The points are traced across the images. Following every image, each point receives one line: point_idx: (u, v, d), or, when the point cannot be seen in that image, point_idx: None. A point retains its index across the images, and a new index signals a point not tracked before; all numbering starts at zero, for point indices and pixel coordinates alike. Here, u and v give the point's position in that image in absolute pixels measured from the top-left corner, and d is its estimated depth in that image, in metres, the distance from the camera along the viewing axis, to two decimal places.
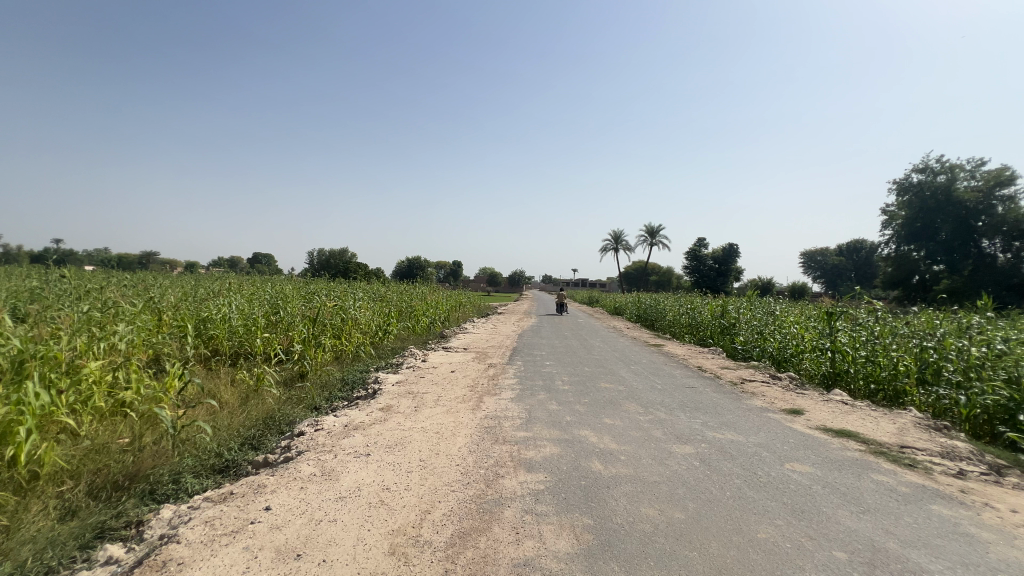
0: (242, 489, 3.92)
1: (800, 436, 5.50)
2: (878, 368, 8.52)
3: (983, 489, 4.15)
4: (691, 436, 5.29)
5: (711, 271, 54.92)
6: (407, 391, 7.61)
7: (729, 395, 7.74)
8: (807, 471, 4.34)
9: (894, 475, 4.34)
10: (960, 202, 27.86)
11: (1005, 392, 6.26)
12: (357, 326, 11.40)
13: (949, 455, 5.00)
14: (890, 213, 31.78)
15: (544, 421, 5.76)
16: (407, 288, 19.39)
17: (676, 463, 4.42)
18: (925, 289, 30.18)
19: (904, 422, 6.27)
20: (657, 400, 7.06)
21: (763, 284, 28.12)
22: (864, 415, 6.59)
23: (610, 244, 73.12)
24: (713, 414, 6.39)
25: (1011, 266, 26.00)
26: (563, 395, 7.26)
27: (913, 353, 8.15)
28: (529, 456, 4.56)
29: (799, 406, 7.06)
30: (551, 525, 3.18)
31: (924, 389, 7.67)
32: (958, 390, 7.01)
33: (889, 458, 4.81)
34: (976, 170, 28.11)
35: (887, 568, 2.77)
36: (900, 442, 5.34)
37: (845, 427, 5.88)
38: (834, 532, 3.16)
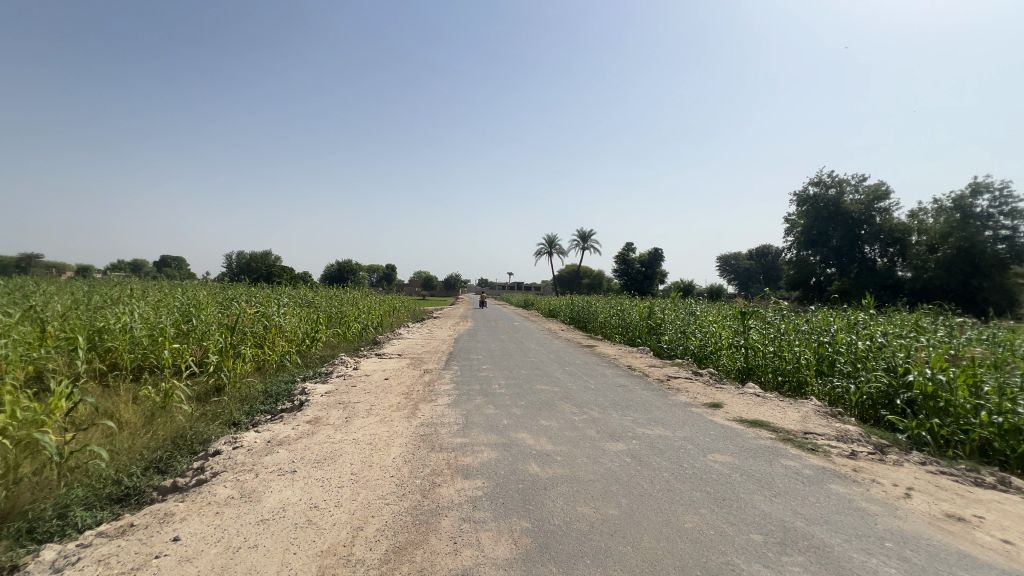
0: (145, 520, 3.51)
1: (719, 427, 5.91)
2: (784, 362, 9.40)
3: (871, 467, 4.69)
4: (623, 433, 5.50)
5: (640, 274, 57.62)
6: (337, 401, 7.25)
7: (656, 392, 8.15)
8: (726, 460, 4.67)
9: (800, 460, 4.77)
10: (847, 213, 31.43)
11: (885, 378, 7.13)
12: (281, 334, 10.71)
13: (844, 438, 5.60)
14: (791, 222, 35.15)
15: (481, 426, 5.73)
16: (336, 292, 18.60)
17: (609, 461, 4.58)
18: (821, 290, 33.76)
19: (806, 410, 6.95)
20: (591, 400, 7.29)
21: (684, 287, 30.14)
22: (774, 405, 7.22)
23: (545, 248, 74.76)
24: (642, 410, 6.70)
25: (888, 268, 29.98)
26: (500, 399, 7.26)
27: (812, 347, 9.07)
28: (466, 462, 4.51)
29: (718, 399, 7.59)
30: (490, 532, 3.16)
31: (821, 379, 8.58)
32: (849, 379, 7.89)
33: (795, 443, 5.30)
34: (859, 185, 31.90)
35: (795, 546, 3.04)
36: (803, 429, 5.90)
37: (758, 417, 6.40)
38: (750, 517, 3.41)
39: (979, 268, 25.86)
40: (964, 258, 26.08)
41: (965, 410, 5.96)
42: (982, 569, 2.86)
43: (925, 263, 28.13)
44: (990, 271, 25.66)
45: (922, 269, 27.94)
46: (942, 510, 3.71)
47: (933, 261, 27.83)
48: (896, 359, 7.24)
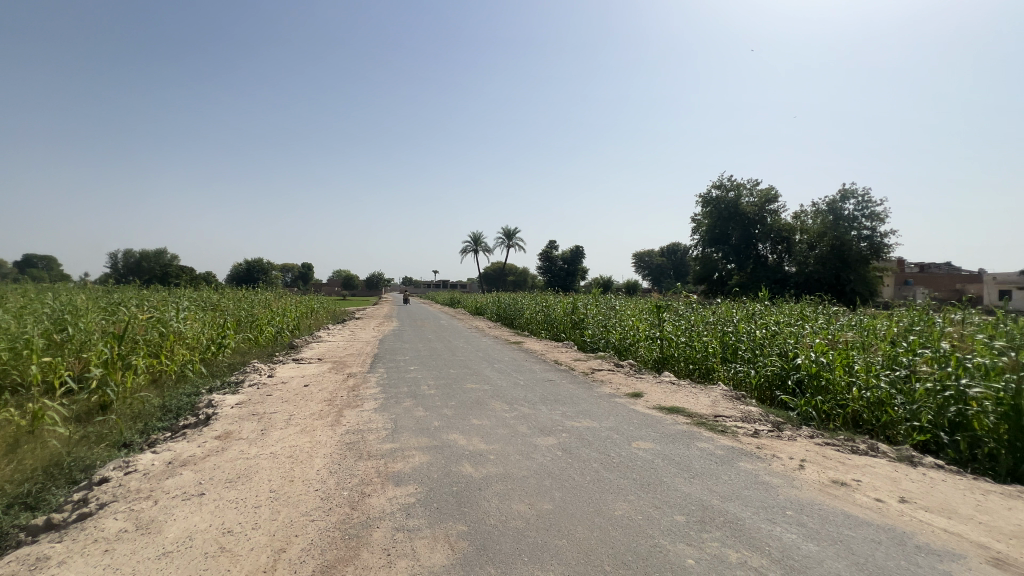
0: (10, 569, 2.98)
1: (641, 416, 6.26)
2: (694, 351, 10.20)
3: (771, 443, 5.22)
4: (553, 428, 5.63)
5: (563, 269, 59.58)
6: (251, 412, 6.68)
7: (582, 385, 8.44)
8: (649, 447, 4.95)
9: (712, 442, 5.17)
10: (744, 214, 34.68)
11: (779, 362, 7.96)
12: (181, 341, 9.66)
13: (747, 418, 6.18)
14: (696, 222, 38.08)
15: (411, 430, 5.57)
16: (245, 294, 17.15)
17: (541, 456, 4.65)
18: (723, 284, 37.00)
19: (716, 395, 7.57)
20: (521, 396, 7.38)
21: (603, 283, 31.61)
22: (688, 392, 7.78)
23: (470, 245, 74.65)
24: (570, 404, 6.89)
25: (777, 264, 33.79)
26: (430, 400, 7.12)
27: (718, 336, 9.91)
28: (396, 468, 4.35)
29: (638, 389, 8.04)
30: (425, 539, 3.07)
31: (726, 365, 9.41)
32: (749, 364, 8.72)
33: (707, 426, 5.76)
34: (754, 189, 35.32)
35: (713, 522, 3.29)
36: (714, 412, 6.42)
37: (675, 404, 6.86)
38: (673, 499, 3.64)
39: (847, 263, 29.87)
40: (836, 255, 30.01)
41: (841, 387, 6.83)
42: (863, 526, 3.30)
43: (806, 259, 31.78)
44: (855, 266, 29.79)
45: (805, 264, 31.63)
46: (829, 477, 4.22)
47: (813, 258, 31.46)
48: (786, 346, 8.10)
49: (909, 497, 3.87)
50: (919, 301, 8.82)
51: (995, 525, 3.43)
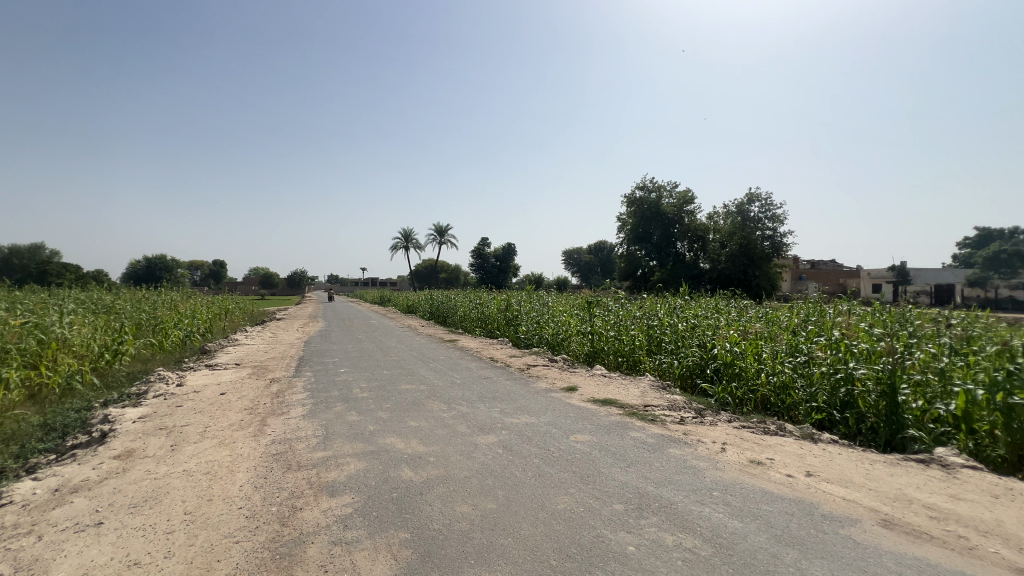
0: None
1: (577, 409, 6.43)
2: (623, 344, 10.66)
3: (696, 429, 5.57)
4: (492, 425, 5.61)
5: (495, 266, 59.88)
6: (158, 426, 6.01)
7: (519, 381, 8.50)
8: (586, 439, 5.09)
9: (644, 431, 5.43)
10: (664, 214, 36.92)
11: (698, 353, 8.52)
12: (66, 349, 8.48)
13: (674, 406, 6.56)
14: (622, 222, 39.91)
15: (344, 436, 5.31)
16: (145, 295, 15.43)
17: (482, 454, 4.62)
18: (646, 281, 38.61)
19: (645, 385, 7.97)
20: (458, 395, 7.28)
21: (535, 279, 32.18)
22: (619, 384, 8.11)
23: (400, 242, 72.76)
24: (508, 400, 6.92)
25: (694, 261, 36.29)
26: (363, 403, 6.82)
27: (644, 330, 10.43)
28: (330, 478, 4.12)
29: (573, 383, 8.25)
30: (366, 551, 2.93)
31: (651, 356, 9.93)
32: (673, 355, 9.27)
33: (639, 416, 6.03)
34: (673, 191, 37.62)
35: (650, 508, 3.44)
36: (644, 402, 6.74)
37: (608, 396, 7.12)
38: (612, 489, 3.77)
39: (753, 260, 32.76)
40: (743, 253, 32.76)
41: (751, 373, 7.46)
42: (779, 501, 3.62)
43: (718, 257, 34.18)
44: (759, 263, 32.75)
45: (717, 260, 33.99)
46: (747, 457, 4.59)
47: (724, 255, 33.83)
48: (705, 337, 8.70)
49: (814, 470, 4.31)
50: (813, 294, 9.84)
51: (882, 490, 3.91)
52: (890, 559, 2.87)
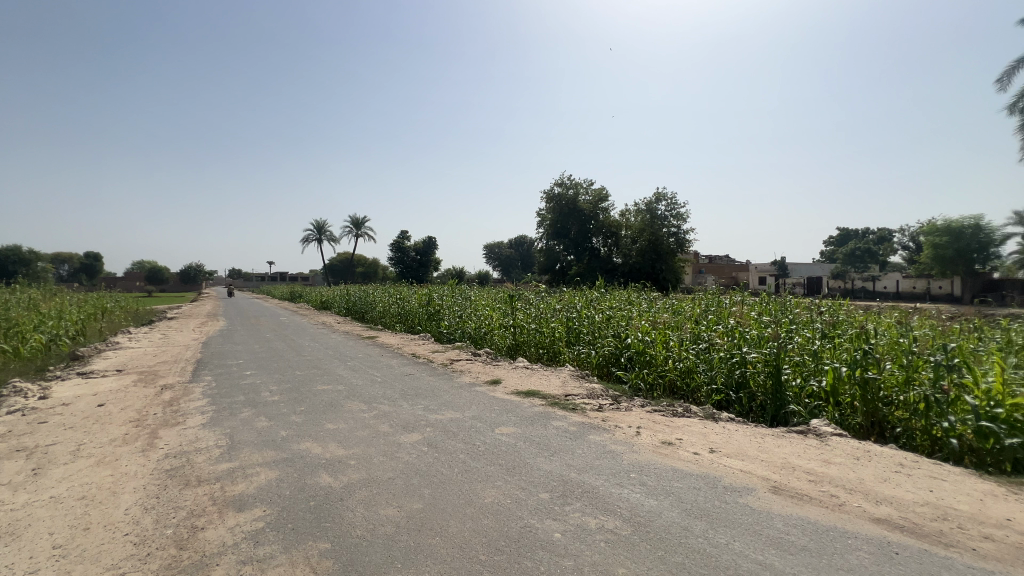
0: None
1: (501, 402, 6.49)
2: (543, 336, 10.95)
3: (613, 415, 5.88)
4: (416, 423, 5.48)
5: (415, 260, 58.54)
6: (14, 448, 5.11)
7: (442, 377, 8.39)
8: (511, 431, 5.16)
9: (566, 420, 5.61)
10: (581, 210, 38.42)
11: (614, 342, 8.99)
12: None
13: (593, 395, 6.86)
14: (541, 217, 40.88)
15: (252, 444, 4.89)
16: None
17: (406, 454, 4.51)
18: (563, 274, 40.29)
19: (565, 376, 8.24)
20: (379, 394, 7.02)
21: (456, 273, 31.95)
22: (541, 375, 8.32)
23: (313, 234, 68.38)
24: (431, 397, 6.80)
25: (608, 256, 38.19)
26: (273, 408, 6.33)
27: (564, 322, 10.78)
28: (237, 491, 3.77)
29: (496, 376, 8.31)
30: (281, 567, 2.72)
31: (570, 347, 10.29)
32: (590, 346, 9.69)
33: (561, 406, 6.22)
34: (589, 188, 39.19)
35: (574, 494, 3.57)
36: (565, 392, 6.98)
37: (531, 388, 7.27)
38: (537, 478, 3.86)
39: (660, 255, 35.14)
40: (651, 249, 35.09)
41: (660, 360, 8.03)
42: (687, 477, 3.93)
43: (629, 252, 36.24)
44: (665, 258, 35.19)
45: (629, 254, 36.05)
46: (659, 439, 4.92)
47: (635, 250, 36.01)
48: (620, 328, 9.18)
49: (716, 447, 4.74)
50: (711, 285, 10.79)
51: (771, 460, 4.40)
52: (779, 521, 3.24)
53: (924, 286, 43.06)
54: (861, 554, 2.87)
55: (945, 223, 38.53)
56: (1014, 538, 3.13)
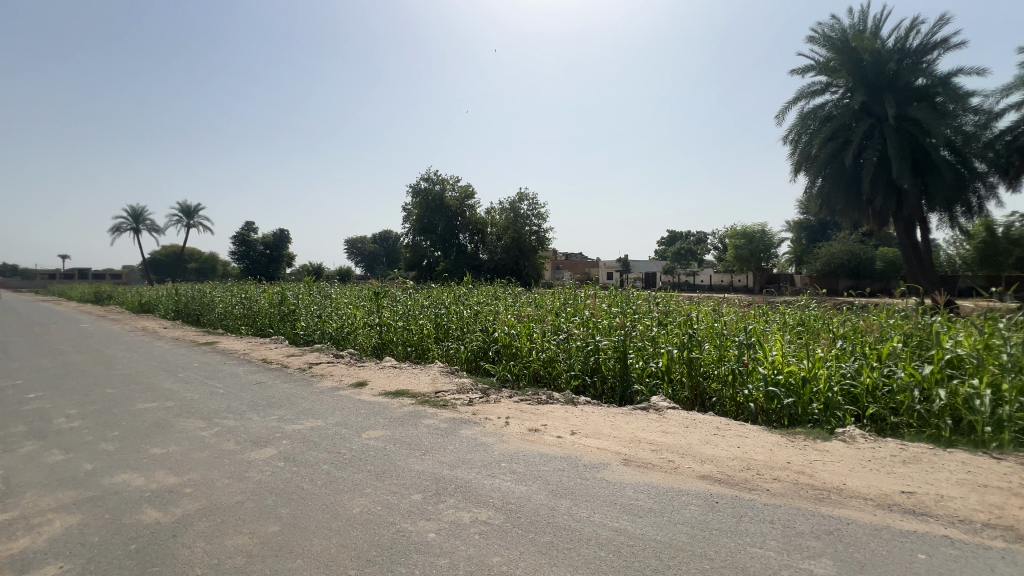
0: None
1: (368, 404, 6.16)
2: (411, 333, 10.70)
3: (483, 408, 6.00)
4: (268, 437, 4.92)
5: (263, 255, 52.38)
6: None
7: (300, 383, 7.66)
8: (379, 434, 4.94)
9: (437, 417, 5.55)
10: (448, 207, 38.43)
11: (482, 336, 9.19)
12: None
13: (463, 389, 6.91)
14: (407, 211, 39.85)
15: (40, 486, 3.87)
16: None
17: (257, 472, 4.01)
18: (430, 270, 39.86)
19: (435, 372, 8.16)
20: (221, 407, 6.13)
21: (314, 269, 29.47)
22: (410, 374, 8.11)
23: (126, 223, 56.80)
24: (287, 406, 6.17)
25: (474, 252, 38.75)
26: (73, 437, 5.10)
27: (432, 318, 10.66)
28: (18, 549, 2.95)
29: (362, 378, 7.86)
30: None
31: (439, 344, 10.20)
32: (459, 341, 9.74)
33: (431, 403, 6.14)
34: (455, 185, 39.31)
35: (447, 491, 3.55)
36: (435, 389, 6.90)
37: (399, 387, 7.04)
38: (409, 480, 3.77)
39: (523, 252, 36.84)
40: (515, 246, 36.62)
41: (525, 351, 8.45)
42: (552, 459, 4.21)
43: (495, 249, 37.33)
44: (527, 254, 36.91)
45: (494, 251, 37.13)
46: (527, 427, 5.17)
47: (500, 247, 37.21)
48: (487, 322, 9.41)
49: (576, 429, 5.15)
50: (568, 280, 11.65)
51: (621, 436, 4.93)
52: (630, 489, 3.66)
53: (729, 279, 52.36)
54: (692, 508, 3.38)
55: (743, 229, 47.06)
56: (792, 476, 4.00)
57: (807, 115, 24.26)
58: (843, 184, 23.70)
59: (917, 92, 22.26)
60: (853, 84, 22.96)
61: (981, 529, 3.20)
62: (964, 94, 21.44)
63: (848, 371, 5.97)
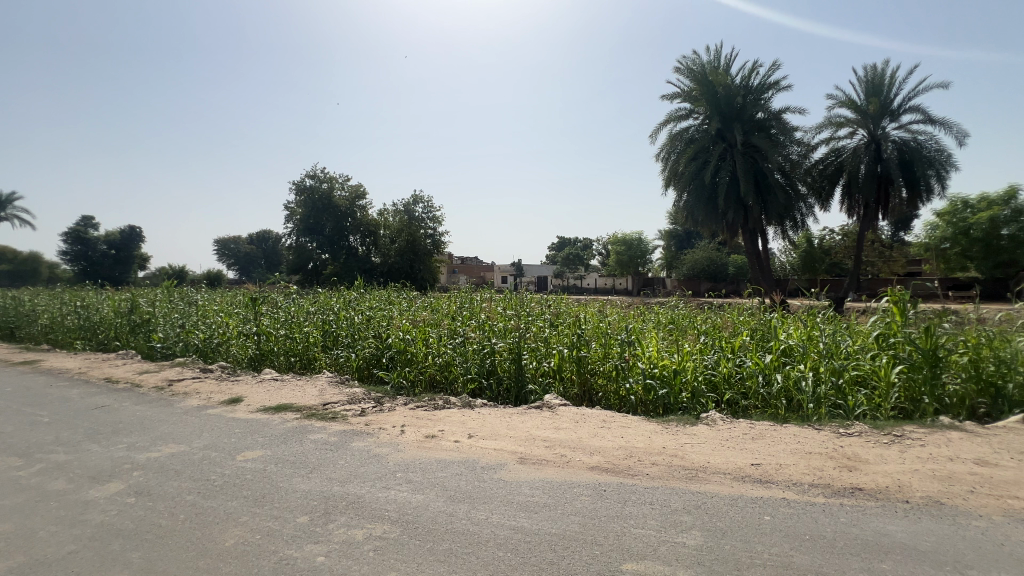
0: None
1: (243, 423, 5.54)
2: (295, 342, 9.87)
3: (377, 418, 5.74)
4: (114, 470, 4.17)
5: (106, 255, 44.52)
6: None
7: (156, 403, 6.62)
8: (257, 455, 4.47)
9: (325, 431, 5.19)
10: (337, 206, 36.28)
11: (374, 343, 8.79)
12: None
13: (354, 399, 6.54)
14: (290, 210, 36.82)
15: None
16: None
17: (99, 513, 3.38)
18: (317, 273, 37.27)
19: (323, 383, 7.60)
20: (46, 440, 5.05)
21: (174, 272, 25.80)
22: (294, 386, 7.46)
23: None
24: (138, 431, 5.29)
25: (366, 256, 36.92)
26: None
27: (319, 325, 9.95)
28: None
29: (236, 393, 7.05)
30: None
31: (327, 352, 9.53)
32: (349, 349, 9.20)
33: (318, 417, 5.72)
34: (345, 184, 37.26)
35: (338, 510, 3.32)
36: (322, 401, 6.43)
37: (281, 402, 6.43)
38: (294, 501, 3.46)
39: (417, 256, 35.80)
40: (410, 249, 35.55)
41: (421, 357, 8.27)
42: (450, 465, 4.17)
43: (388, 252, 35.95)
44: (423, 258, 35.93)
45: (388, 255, 35.74)
46: (423, 434, 5.05)
47: (394, 250, 35.92)
48: (380, 328, 9.06)
49: (473, 432, 5.16)
50: (464, 284, 11.67)
51: (517, 435, 5.06)
52: (526, 487, 3.76)
53: (612, 282, 56.86)
54: (583, 498, 3.59)
55: (623, 236, 51.57)
56: (667, 460, 4.44)
57: (675, 136, 27.38)
58: (704, 199, 26.98)
59: (758, 124, 26.29)
60: (710, 113, 26.43)
61: (808, 489, 3.86)
62: (791, 128, 25.79)
63: (710, 363, 6.82)
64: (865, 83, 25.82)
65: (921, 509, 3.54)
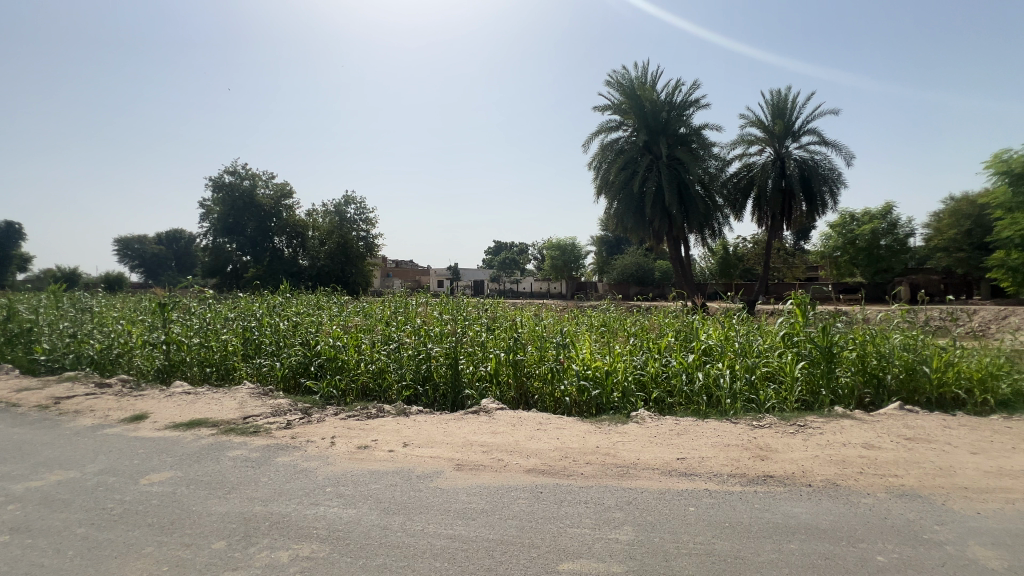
0: None
1: (149, 442, 5.00)
2: (211, 352, 9.08)
3: (304, 430, 5.43)
4: None
5: None
6: None
7: (39, 425, 5.81)
8: (165, 477, 4.05)
9: (245, 446, 4.82)
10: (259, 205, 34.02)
11: (302, 351, 8.30)
12: None
13: (279, 411, 6.14)
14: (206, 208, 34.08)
15: None
16: None
17: None
18: (237, 276, 34.76)
19: (243, 394, 7.05)
20: None
21: (65, 275, 22.95)
22: (209, 399, 6.86)
23: None
24: (15, 458, 4.60)
25: (292, 257, 34.87)
26: None
27: (240, 333, 9.24)
28: None
29: (140, 410, 6.36)
30: None
31: (248, 362, 8.87)
32: (274, 357, 8.63)
33: (238, 432, 5.30)
34: (269, 182, 35.07)
35: (260, 531, 3.10)
36: (242, 414, 5.97)
37: (194, 417, 5.89)
38: (209, 526, 3.18)
39: (349, 258, 34.40)
40: (340, 251, 34.02)
41: (353, 364, 7.93)
42: (384, 476, 4.03)
43: (317, 254, 34.19)
44: (355, 261, 34.58)
45: (316, 257, 34.00)
46: (355, 445, 4.84)
47: (323, 252, 34.23)
48: (308, 335, 8.59)
49: (409, 440, 5.03)
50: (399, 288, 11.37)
51: (454, 442, 4.99)
52: (463, 493, 3.72)
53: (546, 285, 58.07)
54: (519, 502, 3.61)
55: (558, 241, 52.92)
56: (600, 458, 4.58)
57: (606, 147, 28.60)
58: (633, 207, 28.35)
59: (681, 138, 28.10)
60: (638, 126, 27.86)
61: (727, 479, 4.15)
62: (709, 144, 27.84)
63: (639, 363, 7.14)
64: (771, 105, 28.47)
65: (821, 491, 3.93)
